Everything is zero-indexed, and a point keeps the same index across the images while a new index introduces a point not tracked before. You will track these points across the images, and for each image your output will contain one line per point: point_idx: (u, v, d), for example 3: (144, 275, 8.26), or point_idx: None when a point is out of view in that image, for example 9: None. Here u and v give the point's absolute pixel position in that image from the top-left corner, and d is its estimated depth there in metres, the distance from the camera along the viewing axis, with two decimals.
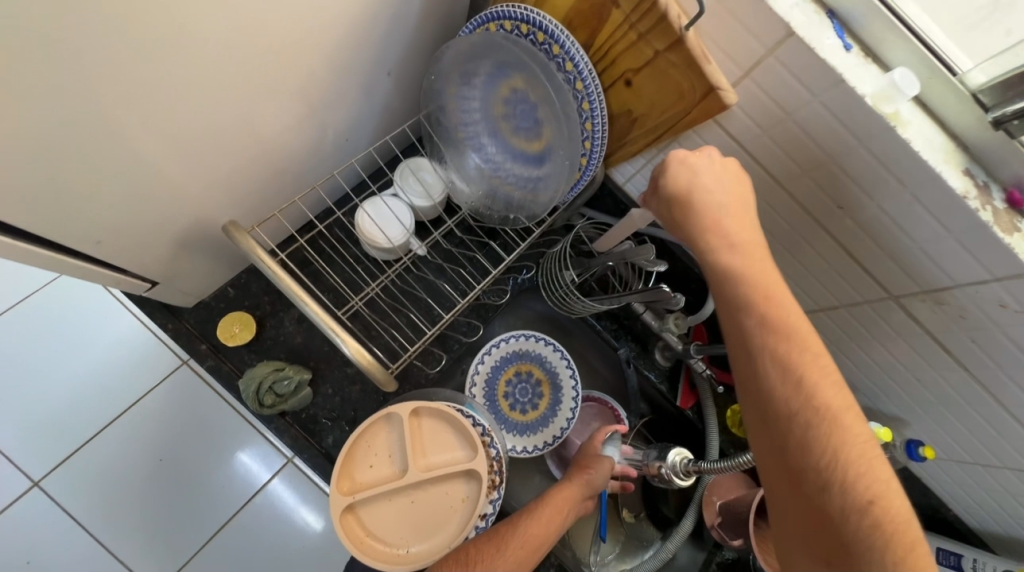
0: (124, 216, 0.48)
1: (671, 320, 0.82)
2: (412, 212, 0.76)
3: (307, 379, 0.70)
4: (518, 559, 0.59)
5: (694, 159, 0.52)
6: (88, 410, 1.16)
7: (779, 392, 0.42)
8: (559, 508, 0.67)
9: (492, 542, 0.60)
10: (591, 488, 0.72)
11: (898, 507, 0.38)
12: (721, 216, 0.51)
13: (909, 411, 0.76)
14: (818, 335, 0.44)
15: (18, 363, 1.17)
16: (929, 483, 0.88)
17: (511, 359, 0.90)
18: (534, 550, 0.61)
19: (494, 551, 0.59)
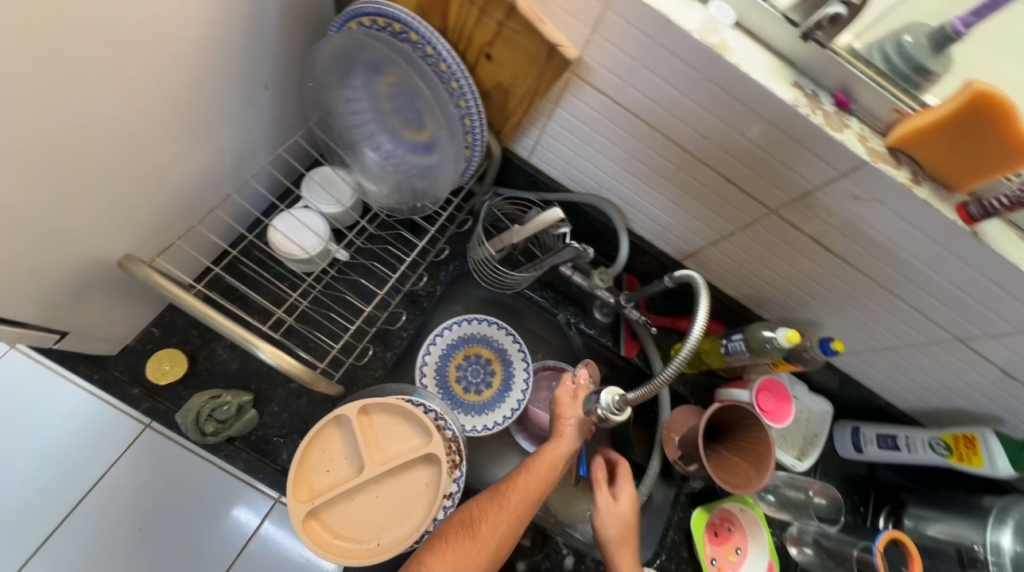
0: (12, 269, 0.48)
1: (597, 275, 0.86)
2: (324, 219, 0.77)
3: (248, 401, 0.71)
4: (519, 510, 0.63)
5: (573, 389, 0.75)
6: (45, 496, 1.05)
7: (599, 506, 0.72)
8: (553, 461, 0.69)
9: (491, 503, 0.64)
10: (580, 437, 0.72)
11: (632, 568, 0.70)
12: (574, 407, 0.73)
13: (820, 313, 0.83)
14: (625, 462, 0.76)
15: None
16: (860, 379, 0.95)
17: (458, 344, 0.93)
18: (531, 501, 0.65)
19: (497, 509, 0.63)
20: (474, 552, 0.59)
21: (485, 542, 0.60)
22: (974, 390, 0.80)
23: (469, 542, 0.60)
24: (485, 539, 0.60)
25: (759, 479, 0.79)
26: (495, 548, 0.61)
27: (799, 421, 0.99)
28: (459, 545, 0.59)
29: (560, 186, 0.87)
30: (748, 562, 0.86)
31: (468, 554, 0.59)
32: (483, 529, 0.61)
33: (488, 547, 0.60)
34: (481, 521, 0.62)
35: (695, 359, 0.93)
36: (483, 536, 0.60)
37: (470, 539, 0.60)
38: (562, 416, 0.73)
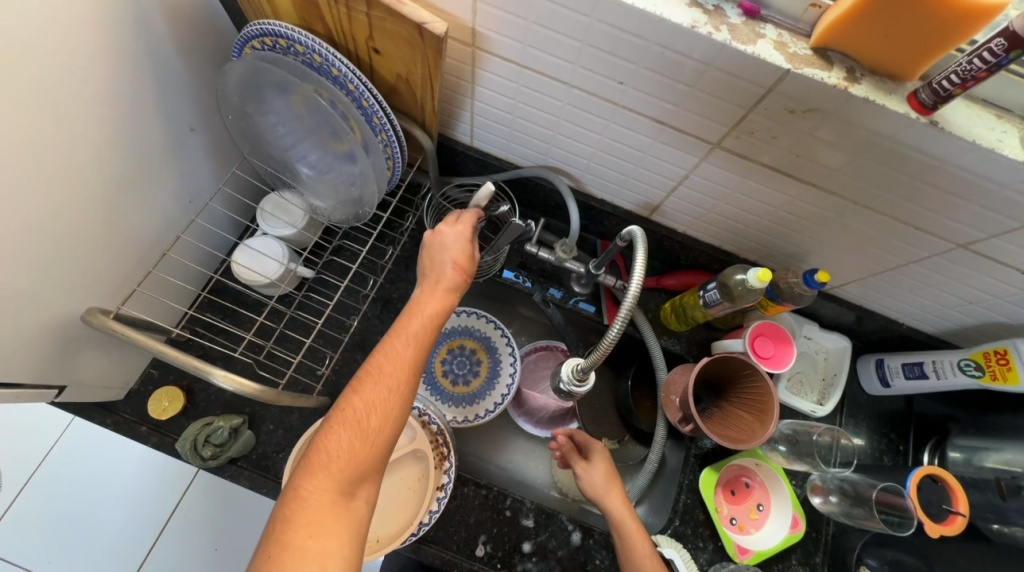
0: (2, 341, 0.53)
1: (558, 247, 0.84)
2: (284, 243, 0.79)
3: (240, 423, 0.76)
4: (404, 387, 0.51)
5: (449, 228, 0.63)
6: (123, 533, 1.04)
7: (603, 498, 0.71)
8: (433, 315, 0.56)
9: (374, 386, 0.50)
10: (470, 270, 0.62)
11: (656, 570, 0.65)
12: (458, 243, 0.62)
13: (804, 244, 0.77)
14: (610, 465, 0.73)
15: (24, 514, 1.04)
16: (873, 309, 0.87)
17: (441, 340, 0.95)
18: (412, 373, 0.52)
19: (374, 387, 0.50)
20: (362, 446, 0.48)
21: (377, 437, 0.49)
22: (998, 298, 0.71)
23: (357, 438, 0.48)
24: (377, 431, 0.49)
25: (765, 431, 0.75)
26: (387, 438, 0.49)
27: (817, 362, 0.91)
28: (347, 444, 0.47)
29: (507, 164, 0.86)
30: (770, 519, 0.82)
31: (357, 450, 0.48)
32: (374, 423, 0.49)
33: (381, 436, 0.49)
34: (371, 410, 0.49)
35: (682, 315, 0.88)
36: (374, 427, 0.49)
37: (357, 436, 0.48)
38: (450, 254, 0.61)
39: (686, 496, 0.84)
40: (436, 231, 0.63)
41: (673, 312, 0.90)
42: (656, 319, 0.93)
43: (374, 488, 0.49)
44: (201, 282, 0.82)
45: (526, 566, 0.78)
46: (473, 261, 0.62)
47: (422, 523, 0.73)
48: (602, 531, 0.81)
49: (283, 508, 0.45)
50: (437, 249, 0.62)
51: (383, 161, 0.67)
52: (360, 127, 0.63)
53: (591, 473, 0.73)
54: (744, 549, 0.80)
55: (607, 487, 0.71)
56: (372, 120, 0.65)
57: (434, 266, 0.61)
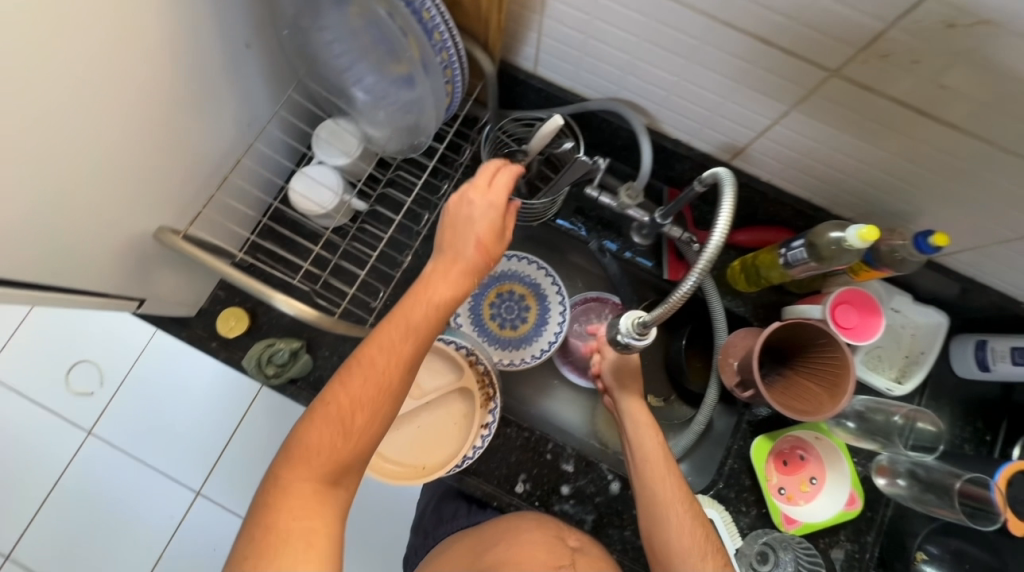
0: (87, 252, 0.56)
1: (623, 192, 0.77)
2: (339, 174, 0.78)
3: (299, 347, 0.79)
4: (392, 386, 0.50)
5: (473, 199, 0.56)
6: (199, 432, 1.16)
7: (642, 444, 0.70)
8: (438, 305, 0.53)
9: (361, 384, 0.49)
10: (493, 250, 0.56)
11: (683, 524, 0.64)
12: (478, 224, 0.55)
13: (917, 202, 0.65)
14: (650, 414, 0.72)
15: (116, 409, 1.18)
16: (987, 282, 0.75)
17: (490, 283, 0.93)
18: (404, 369, 0.51)
19: (361, 383, 0.49)
20: (344, 443, 0.49)
21: (359, 435, 0.49)
22: None
23: (339, 435, 0.49)
24: (360, 430, 0.49)
25: (834, 406, 0.69)
26: (371, 435, 0.50)
27: (902, 338, 0.82)
28: (328, 441, 0.48)
29: (573, 96, 0.78)
30: (824, 493, 0.78)
31: (338, 447, 0.48)
32: (357, 421, 0.49)
33: (366, 434, 0.50)
34: (354, 410, 0.49)
35: (752, 275, 0.80)
36: (357, 426, 0.49)
37: (339, 433, 0.49)
38: (471, 229, 0.55)
39: (733, 461, 0.81)
40: (462, 197, 0.56)
41: (743, 271, 0.82)
42: (721, 277, 0.86)
43: (355, 480, 0.51)
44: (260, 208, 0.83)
45: (564, 507, 0.79)
46: (496, 241, 0.56)
47: (466, 457, 0.75)
48: None
49: (264, 492, 0.48)
50: (458, 223, 0.56)
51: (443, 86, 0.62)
52: (417, 45, 0.58)
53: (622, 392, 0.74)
54: (791, 519, 0.77)
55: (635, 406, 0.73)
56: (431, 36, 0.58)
57: (453, 240, 0.56)
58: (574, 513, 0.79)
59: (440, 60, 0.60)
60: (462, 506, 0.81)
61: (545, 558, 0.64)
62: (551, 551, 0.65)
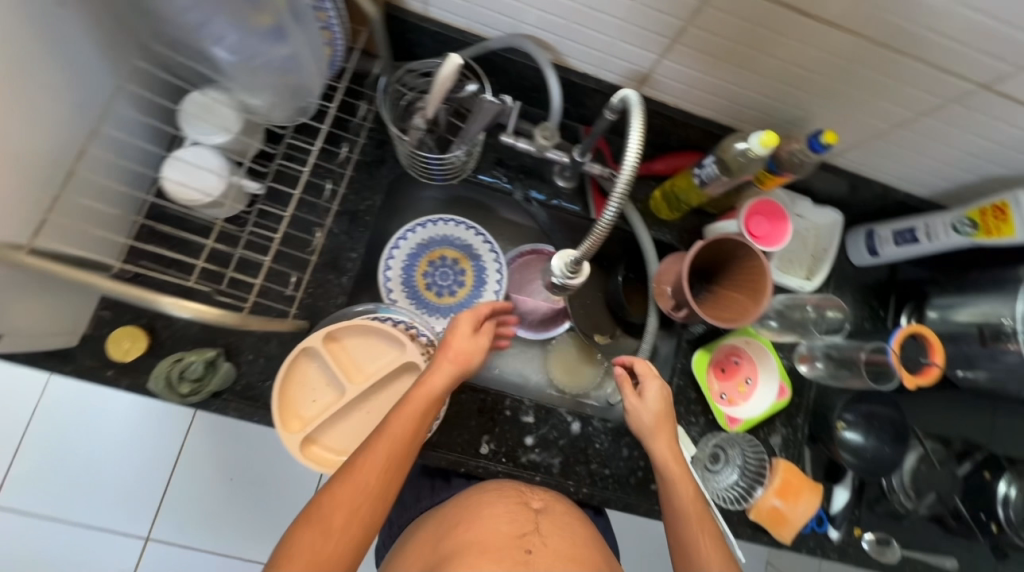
0: None
1: (538, 133, 0.75)
2: (220, 153, 0.67)
3: (215, 356, 0.71)
4: (376, 487, 0.57)
5: (455, 328, 0.67)
6: (133, 475, 1.04)
7: (667, 466, 0.69)
8: (423, 410, 0.62)
9: (345, 486, 0.57)
10: (466, 363, 0.66)
11: (706, 541, 0.65)
12: (458, 348, 0.66)
13: (807, 107, 0.70)
14: (672, 432, 0.72)
15: (20, 473, 1.01)
16: (870, 177, 0.83)
17: (419, 252, 0.89)
18: (387, 473, 0.58)
19: (348, 483, 0.57)
20: (327, 544, 0.54)
21: (342, 534, 0.55)
22: (1004, 149, 0.67)
23: (320, 536, 0.54)
24: (340, 530, 0.55)
25: (758, 307, 0.75)
26: (355, 534, 0.56)
27: (807, 240, 0.89)
28: (310, 544, 0.54)
29: (471, 37, 0.73)
30: (758, 390, 0.85)
31: (320, 550, 0.54)
32: (338, 520, 0.55)
33: (346, 535, 0.55)
34: (336, 510, 0.55)
35: (673, 202, 0.84)
36: (336, 527, 0.55)
37: (320, 533, 0.55)
38: (452, 344, 0.66)
39: (677, 379, 0.87)
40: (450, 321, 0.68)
41: (664, 197, 0.84)
42: (645, 209, 0.88)
43: None
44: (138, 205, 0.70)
45: (530, 458, 0.80)
46: (476, 351, 0.67)
47: None
48: (600, 419, 0.84)
49: None
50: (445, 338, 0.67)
51: (318, 32, 0.59)
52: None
53: (659, 448, 0.70)
54: (734, 419, 0.84)
55: (672, 462, 0.69)
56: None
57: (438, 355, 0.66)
58: (541, 461, 0.81)
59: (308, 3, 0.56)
60: (425, 484, 0.81)
61: (507, 528, 0.66)
62: (512, 515, 0.68)
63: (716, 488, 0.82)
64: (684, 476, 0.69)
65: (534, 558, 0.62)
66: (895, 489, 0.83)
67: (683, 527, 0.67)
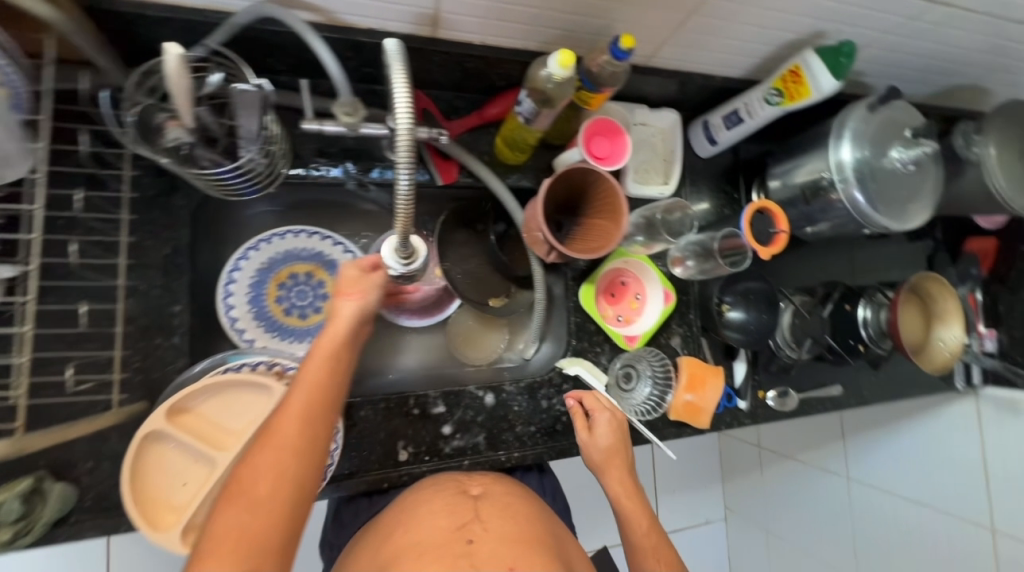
0: None
1: (337, 112, 0.65)
2: None
3: (33, 484, 0.58)
4: (298, 444, 0.49)
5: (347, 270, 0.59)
6: None
7: (616, 489, 0.75)
8: (331, 357, 0.54)
9: (263, 449, 0.48)
10: (367, 305, 0.58)
11: (659, 560, 0.70)
12: (353, 292, 0.58)
13: (603, 13, 0.66)
14: (620, 456, 0.77)
15: None
16: (688, 69, 0.84)
17: (263, 277, 0.78)
18: (311, 425, 0.50)
19: (264, 449, 0.48)
20: (255, 519, 0.45)
21: (270, 502, 0.46)
22: (785, 13, 0.69)
23: (245, 513, 0.45)
24: (268, 496, 0.46)
25: (619, 229, 0.75)
26: (286, 500, 0.47)
27: (653, 145, 0.91)
28: (235, 523, 0.45)
29: (212, 15, 0.60)
30: (648, 302, 0.88)
31: (249, 525, 0.45)
32: (263, 486, 0.47)
33: (278, 500, 0.47)
34: (258, 478, 0.47)
35: (514, 145, 0.78)
36: (261, 496, 0.46)
37: (246, 508, 0.45)
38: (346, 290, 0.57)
39: (575, 317, 0.87)
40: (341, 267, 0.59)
41: (504, 141, 0.79)
42: (491, 159, 0.83)
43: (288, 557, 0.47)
44: None
45: (454, 445, 0.78)
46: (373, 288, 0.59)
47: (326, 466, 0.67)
48: (511, 382, 0.83)
49: None
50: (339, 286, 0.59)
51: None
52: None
53: (611, 480, 0.76)
54: (632, 337, 0.87)
55: (624, 495, 0.74)
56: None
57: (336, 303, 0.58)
58: (465, 444, 0.78)
59: None
60: (361, 502, 0.75)
61: (445, 521, 0.61)
62: (451, 508, 0.63)
63: (631, 403, 0.86)
64: (636, 506, 0.74)
65: (477, 545, 0.57)
66: (780, 346, 0.93)
67: (636, 547, 0.72)
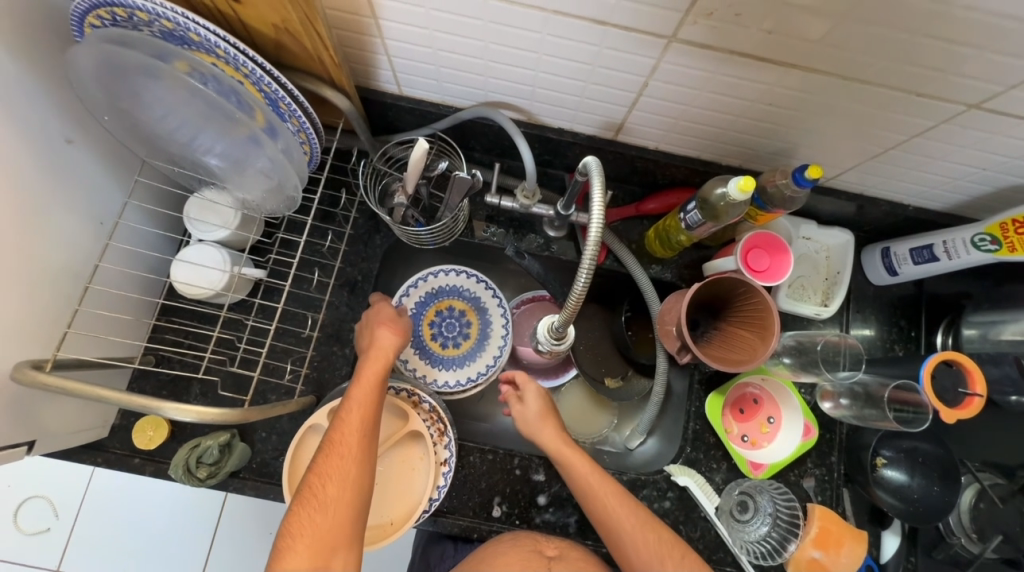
0: None
1: (518, 193, 0.77)
2: (224, 249, 0.71)
3: (229, 438, 0.74)
4: (356, 453, 0.59)
5: (378, 310, 0.73)
6: (175, 562, 1.04)
7: (543, 438, 0.71)
8: (372, 377, 0.65)
9: (328, 458, 0.58)
10: (402, 340, 0.71)
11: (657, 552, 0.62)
12: (387, 325, 0.71)
13: (790, 138, 0.67)
14: (539, 410, 0.73)
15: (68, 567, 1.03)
16: (877, 195, 0.78)
17: (428, 301, 0.89)
18: (363, 434, 0.60)
19: (327, 458, 0.58)
20: (327, 517, 0.55)
21: (335, 504, 0.56)
22: (1015, 160, 0.63)
23: (319, 511, 0.55)
24: (334, 498, 0.56)
25: (765, 348, 0.71)
26: (348, 503, 0.56)
27: (818, 263, 0.85)
28: (310, 521, 0.54)
29: (446, 110, 0.76)
30: (782, 430, 0.80)
31: (321, 524, 0.54)
32: (329, 490, 0.56)
33: (341, 502, 0.56)
34: (324, 484, 0.57)
35: (665, 241, 0.81)
36: (331, 496, 0.56)
37: (319, 509, 0.55)
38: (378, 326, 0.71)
39: (694, 423, 0.82)
40: (371, 310, 0.74)
41: (657, 237, 0.82)
42: (641, 249, 0.86)
43: (350, 553, 0.55)
44: (159, 296, 0.75)
45: (545, 518, 0.78)
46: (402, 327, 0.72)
47: (433, 499, 0.73)
48: (614, 471, 0.81)
49: None
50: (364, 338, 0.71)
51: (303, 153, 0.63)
52: (264, 114, 0.57)
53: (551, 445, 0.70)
54: (757, 465, 0.79)
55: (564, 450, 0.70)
56: (279, 107, 0.59)
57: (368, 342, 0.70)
58: (556, 520, 0.78)
59: (292, 125, 0.60)
60: (448, 546, 0.78)
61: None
62: (525, 562, 0.65)
63: (744, 539, 0.77)
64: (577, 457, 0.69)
65: None
66: (954, 530, 0.75)
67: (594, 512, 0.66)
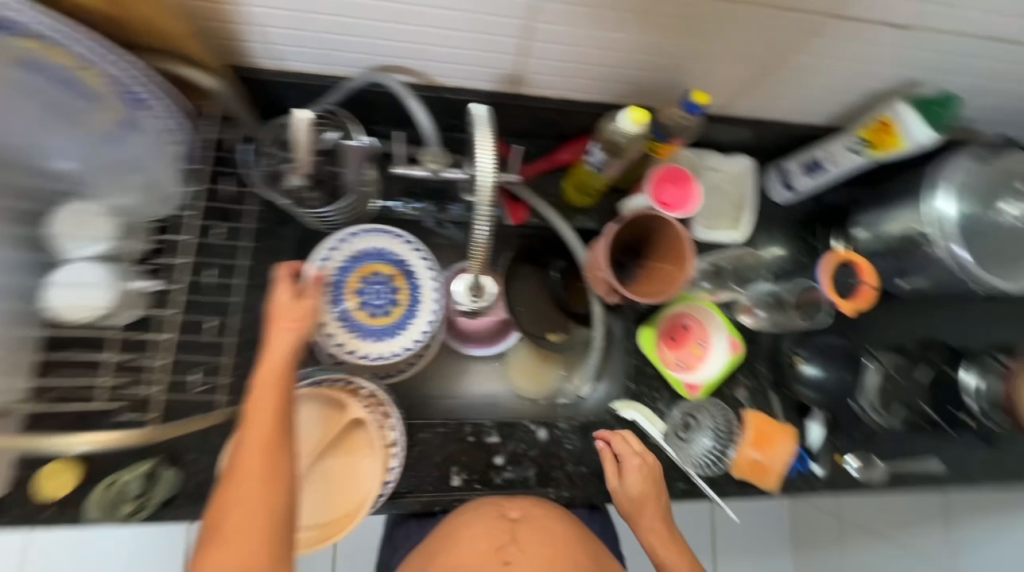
0: None
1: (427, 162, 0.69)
2: (107, 264, 0.63)
3: (150, 467, 0.69)
4: (260, 476, 0.53)
5: (278, 295, 0.62)
6: None
7: (636, 516, 0.75)
8: (270, 387, 0.57)
9: (229, 486, 0.52)
10: (306, 332, 0.61)
11: None
12: (282, 320, 0.61)
13: (677, 70, 0.69)
14: (643, 491, 0.75)
15: None
16: (765, 117, 0.83)
17: (350, 267, 0.80)
18: (265, 454, 0.54)
19: (229, 487, 0.52)
20: (235, 551, 0.50)
21: (242, 535, 0.50)
22: (871, 65, 0.68)
23: (224, 546, 0.50)
24: (240, 529, 0.50)
25: (683, 275, 0.75)
26: (259, 531, 0.51)
27: (726, 190, 0.89)
28: (216, 559, 0.49)
29: (332, 80, 0.71)
30: (712, 349, 0.85)
31: (229, 559, 0.50)
32: (233, 522, 0.51)
33: (249, 532, 0.50)
34: (226, 516, 0.51)
35: (580, 187, 0.81)
36: (236, 528, 0.50)
37: (225, 543, 0.50)
38: (275, 320, 0.60)
39: (634, 359, 0.86)
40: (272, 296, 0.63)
41: (571, 185, 0.82)
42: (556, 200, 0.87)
43: None
44: None
45: (505, 476, 0.79)
46: (302, 318, 0.61)
47: (387, 482, 0.72)
48: (565, 420, 0.84)
49: None
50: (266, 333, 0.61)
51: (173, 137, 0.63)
52: (116, 102, 0.56)
53: (645, 528, 0.74)
54: (693, 386, 0.84)
55: (658, 541, 0.74)
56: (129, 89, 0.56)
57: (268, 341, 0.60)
58: (516, 476, 0.80)
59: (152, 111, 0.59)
60: (413, 524, 0.79)
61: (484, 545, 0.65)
62: (489, 535, 0.66)
63: (689, 455, 0.83)
64: (671, 551, 0.73)
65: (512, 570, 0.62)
66: (865, 409, 0.85)
67: None
